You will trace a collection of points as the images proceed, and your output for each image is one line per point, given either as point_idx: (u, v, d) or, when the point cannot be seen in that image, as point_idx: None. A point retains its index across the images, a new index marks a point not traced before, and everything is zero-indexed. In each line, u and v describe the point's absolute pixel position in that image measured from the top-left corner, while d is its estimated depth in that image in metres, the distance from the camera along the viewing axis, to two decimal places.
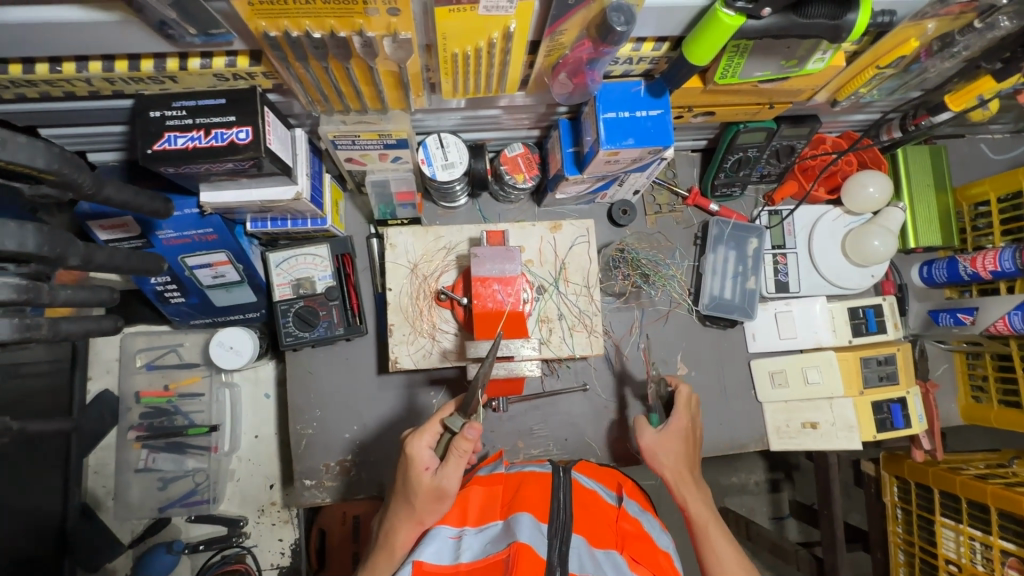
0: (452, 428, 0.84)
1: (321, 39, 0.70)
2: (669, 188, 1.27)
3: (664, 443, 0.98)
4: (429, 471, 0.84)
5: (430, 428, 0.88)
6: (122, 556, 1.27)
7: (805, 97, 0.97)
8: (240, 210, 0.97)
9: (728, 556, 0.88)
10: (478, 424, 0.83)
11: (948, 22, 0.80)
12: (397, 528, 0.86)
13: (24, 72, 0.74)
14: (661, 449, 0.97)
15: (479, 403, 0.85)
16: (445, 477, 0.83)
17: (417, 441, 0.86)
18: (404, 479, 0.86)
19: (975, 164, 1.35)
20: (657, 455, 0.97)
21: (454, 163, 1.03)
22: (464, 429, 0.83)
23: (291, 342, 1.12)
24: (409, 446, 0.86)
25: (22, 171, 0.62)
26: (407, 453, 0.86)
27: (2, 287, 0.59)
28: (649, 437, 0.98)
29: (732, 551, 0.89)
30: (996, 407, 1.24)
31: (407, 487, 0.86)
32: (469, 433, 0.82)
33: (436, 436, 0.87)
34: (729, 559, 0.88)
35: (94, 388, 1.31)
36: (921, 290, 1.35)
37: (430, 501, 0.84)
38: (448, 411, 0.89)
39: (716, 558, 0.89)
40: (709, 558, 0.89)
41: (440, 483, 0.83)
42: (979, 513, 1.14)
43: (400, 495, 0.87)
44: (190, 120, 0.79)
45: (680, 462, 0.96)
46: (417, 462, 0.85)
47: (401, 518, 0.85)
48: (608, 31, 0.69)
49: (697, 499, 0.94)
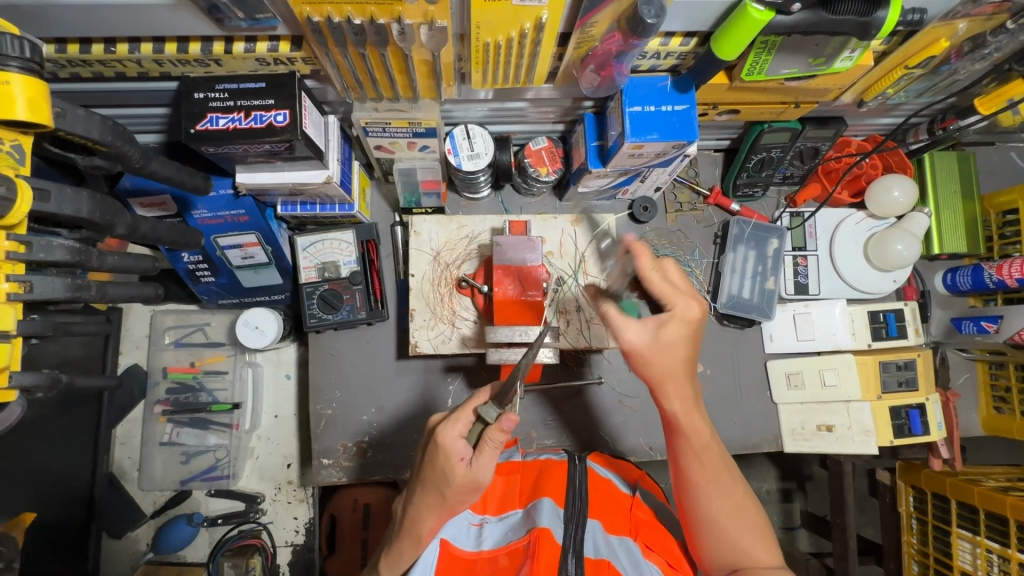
0: (488, 418, 0.73)
1: (361, 26, 0.73)
2: (690, 187, 1.28)
3: (656, 344, 0.79)
4: (463, 462, 0.74)
5: (462, 415, 0.76)
6: (144, 525, 1.32)
7: (831, 97, 0.98)
8: (272, 192, 1.01)
9: (716, 459, 0.81)
10: (514, 416, 0.73)
11: (979, 23, 0.81)
12: (421, 519, 0.76)
13: (81, 52, 0.78)
14: (652, 349, 0.80)
15: (515, 391, 0.76)
16: (480, 469, 0.74)
17: (449, 430, 0.74)
18: (432, 469, 0.75)
19: (1004, 173, 1.34)
20: (648, 356, 0.80)
21: (479, 154, 1.05)
22: (500, 420, 0.73)
23: (315, 323, 1.15)
24: (439, 435, 0.74)
25: (79, 141, 0.67)
26: (438, 443, 0.74)
27: (57, 249, 0.64)
28: (635, 335, 0.80)
29: (719, 454, 0.81)
30: (1019, 419, 1.22)
31: (436, 478, 0.75)
32: (505, 424, 0.72)
33: (468, 424, 0.75)
34: (715, 465, 0.80)
35: (124, 362, 1.36)
36: (944, 298, 1.34)
37: (462, 493, 0.74)
38: (482, 398, 0.79)
39: (704, 458, 0.80)
40: (696, 459, 0.80)
41: (474, 476, 0.73)
42: (998, 526, 1.12)
43: (424, 485, 0.76)
44: (232, 103, 0.83)
45: (678, 366, 0.80)
46: (451, 453, 0.73)
47: (426, 509, 0.75)
48: (638, 24, 0.71)
49: (687, 401, 0.81)
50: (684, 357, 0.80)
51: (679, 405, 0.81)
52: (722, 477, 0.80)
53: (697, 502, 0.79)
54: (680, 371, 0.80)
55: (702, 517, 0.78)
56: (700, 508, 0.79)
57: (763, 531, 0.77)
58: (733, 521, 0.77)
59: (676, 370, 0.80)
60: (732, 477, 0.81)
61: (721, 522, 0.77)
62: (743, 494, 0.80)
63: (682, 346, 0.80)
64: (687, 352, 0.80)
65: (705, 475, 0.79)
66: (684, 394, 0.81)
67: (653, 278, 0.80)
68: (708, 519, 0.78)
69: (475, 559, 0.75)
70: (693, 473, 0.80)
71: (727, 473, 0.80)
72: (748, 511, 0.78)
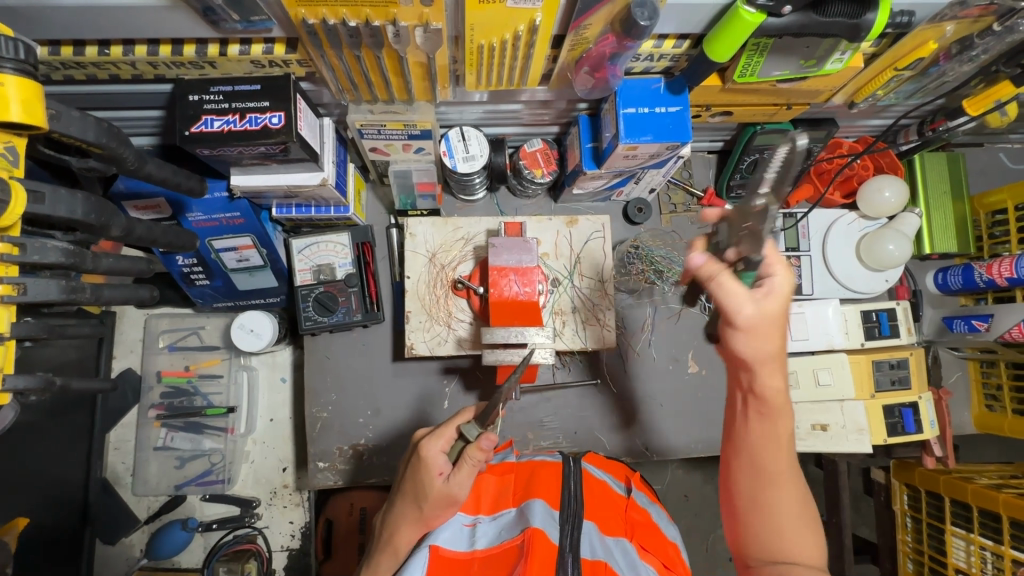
0: (468, 435, 0.77)
1: (356, 28, 0.73)
2: (684, 188, 1.29)
3: (760, 316, 0.66)
4: (441, 477, 0.76)
5: (444, 431, 0.80)
6: (138, 531, 1.30)
7: (823, 99, 0.99)
8: (267, 195, 1.00)
9: (783, 463, 0.72)
10: (494, 435, 0.76)
11: (967, 25, 0.82)
12: (400, 528, 0.79)
13: (75, 54, 0.78)
14: (757, 326, 0.67)
15: (498, 412, 0.78)
16: (457, 485, 0.76)
17: (430, 445, 0.78)
18: (412, 481, 0.78)
19: (993, 173, 1.35)
20: (755, 331, 0.67)
21: (475, 156, 1.05)
22: (480, 439, 0.75)
23: (310, 326, 1.15)
24: (422, 449, 0.78)
25: (74, 143, 0.67)
26: (420, 456, 0.78)
27: (51, 251, 0.64)
28: (749, 311, 0.66)
29: (789, 459, 0.72)
30: (1010, 417, 1.24)
31: (416, 490, 0.78)
32: (485, 444, 0.75)
33: (449, 440, 0.79)
34: (784, 464, 0.72)
35: (118, 367, 1.35)
36: (935, 297, 1.35)
37: (440, 506, 0.77)
38: (466, 415, 0.81)
39: (767, 459, 0.71)
40: (761, 453, 0.72)
41: (451, 491, 0.76)
42: (991, 522, 1.12)
43: (405, 495, 0.79)
44: (227, 104, 0.83)
45: (772, 352, 0.68)
46: (430, 467, 0.76)
47: (405, 519, 0.79)
48: (632, 26, 0.71)
49: (781, 391, 0.69)
50: (774, 348, 0.67)
51: (776, 386, 0.69)
52: (783, 479, 0.71)
53: (749, 491, 0.73)
54: (777, 355, 0.68)
55: (757, 504, 0.72)
56: (750, 499, 0.72)
57: (814, 538, 0.71)
58: (786, 521, 0.70)
59: (766, 357, 0.68)
60: (796, 481, 0.72)
61: (769, 516, 0.71)
62: (802, 494, 0.72)
63: (777, 332, 0.67)
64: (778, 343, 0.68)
65: (771, 472, 0.71)
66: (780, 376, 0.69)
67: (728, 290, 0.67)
68: (755, 508, 0.72)
69: (468, 559, 0.74)
70: (750, 466, 0.73)
71: (791, 479, 0.72)
72: (803, 513, 0.71)
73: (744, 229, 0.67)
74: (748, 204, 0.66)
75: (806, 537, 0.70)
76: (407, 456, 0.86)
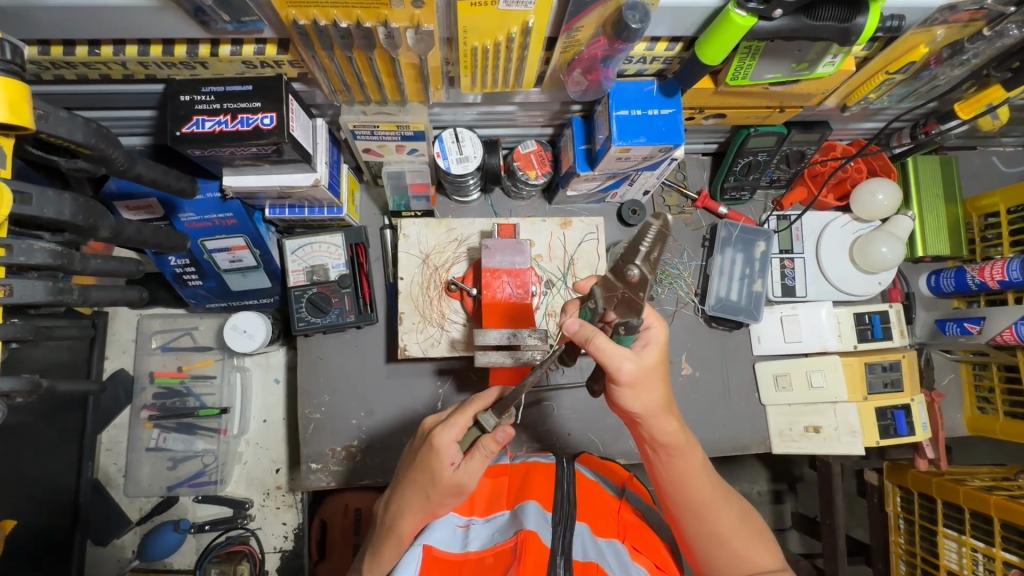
0: (483, 425, 0.75)
1: (347, 29, 0.73)
2: (679, 190, 1.29)
3: (644, 369, 0.73)
4: (452, 467, 0.75)
5: (458, 419, 0.78)
6: (130, 532, 1.30)
7: (816, 102, 0.99)
8: (260, 195, 1.00)
9: (707, 485, 0.79)
10: (510, 428, 0.75)
11: (958, 30, 0.82)
12: (406, 512, 0.78)
13: (65, 54, 0.77)
14: (645, 380, 0.73)
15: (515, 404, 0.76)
16: (467, 475, 0.75)
17: (444, 434, 0.76)
18: (423, 469, 0.77)
19: (986, 176, 1.36)
20: (643, 379, 0.73)
21: (469, 157, 1.05)
22: (496, 431, 0.74)
23: (303, 326, 1.15)
24: (435, 438, 0.76)
25: (62, 144, 0.66)
26: (432, 445, 0.76)
27: (38, 252, 0.64)
28: (632, 365, 0.71)
29: (710, 479, 0.80)
30: (1002, 419, 1.24)
31: (425, 478, 0.77)
32: (500, 436, 0.74)
33: (463, 429, 0.77)
34: (706, 484, 0.79)
35: (110, 367, 1.34)
36: (928, 299, 1.36)
37: (449, 493, 0.77)
38: (484, 402, 0.79)
39: (696, 489, 0.79)
40: (684, 486, 0.79)
41: (460, 481, 0.75)
42: (983, 524, 1.13)
43: (413, 480, 0.78)
44: (218, 105, 0.83)
45: (656, 403, 0.75)
46: (442, 455, 0.75)
47: (411, 506, 0.78)
48: (624, 29, 0.71)
49: (675, 427, 0.78)
50: (658, 397, 0.75)
51: (671, 428, 0.77)
52: (711, 496, 0.79)
53: (691, 524, 0.80)
54: (661, 402, 0.76)
55: (704, 536, 0.79)
56: (696, 533, 0.79)
57: (760, 540, 0.79)
58: (730, 536, 0.78)
59: (657, 409, 0.76)
60: (724, 497, 0.80)
61: (719, 540, 0.78)
62: (733, 505, 0.81)
63: (657, 383, 0.75)
64: (660, 390, 0.75)
65: (701, 498, 0.79)
66: (668, 416, 0.77)
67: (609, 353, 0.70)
68: (705, 539, 0.79)
69: (460, 560, 0.74)
70: (678, 500, 0.80)
71: (720, 495, 0.80)
72: (741, 526, 0.79)
73: (619, 294, 0.68)
74: (623, 271, 0.66)
75: (755, 545, 0.78)
76: (417, 439, 0.85)
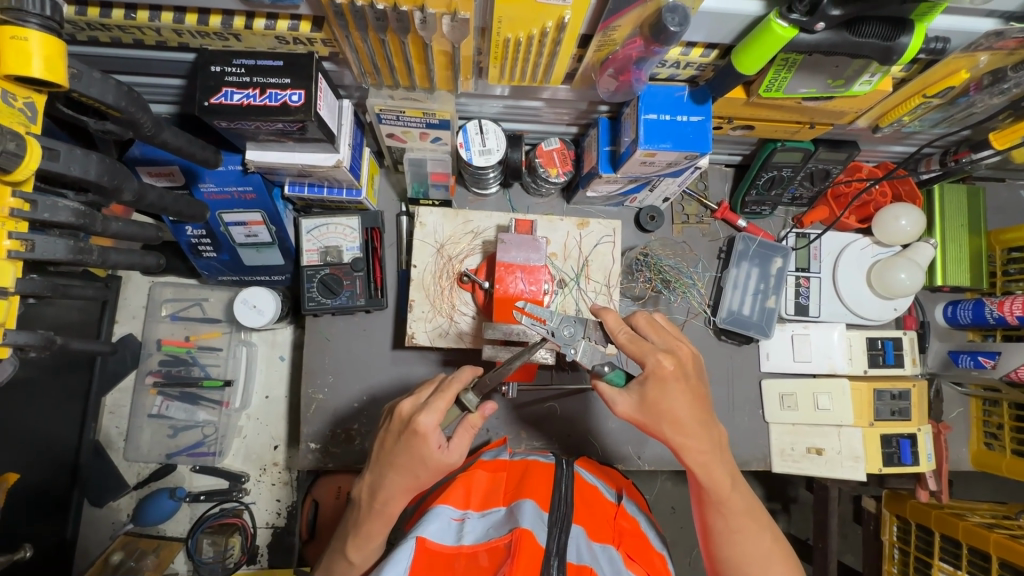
0: (470, 405, 0.79)
1: (383, 11, 0.72)
2: (699, 200, 1.28)
3: (646, 406, 0.79)
4: (440, 448, 0.78)
5: (439, 402, 0.78)
6: (125, 497, 1.31)
7: (847, 121, 0.98)
8: (280, 172, 1.00)
9: (737, 508, 0.82)
10: (493, 403, 0.81)
11: (1001, 57, 0.81)
12: (397, 499, 0.81)
13: (101, 16, 0.78)
14: (646, 414, 0.79)
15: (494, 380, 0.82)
16: (455, 451, 0.80)
17: (429, 419, 0.77)
18: (409, 454, 0.78)
19: (1012, 210, 1.34)
20: (642, 421, 0.80)
21: (491, 150, 1.04)
22: (481, 408, 0.80)
23: (313, 307, 1.15)
24: (421, 424, 0.77)
25: (93, 104, 0.67)
26: (418, 431, 0.77)
27: (61, 210, 0.65)
28: (626, 406, 0.80)
29: (741, 503, 0.83)
30: (1008, 457, 1.22)
31: (413, 462, 0.79)
32: (487, 412, 0.80)
33: (444, 412, 0.79)
34: (739, 509, 0.82)
35: (119, 331, 1.36)
36: (944, 330, 1.34)
37: (435, 473, 0.80)
38: (460, 382, 0.82)
39: (726, 512, 0.82)
40: (717, 510, 0.83)
41: (448, 459, 0.79)
42: (979, 561, 1.11)
43: (399, 468, 0.79)
44: (248, 78, 0.83)
45: (676, 420, 0.79)
46: (430, 439, 0.77)
47: (399, 489, 0.80)
48: (661, 30, 0.70)
49: (707, 446, 0.81)
50: (681, 415, 0.79)
51: (702, 448, 0.80)
52: (745, 524, 0.82)
53: (721, 547, 0.83)
54: (689, 418, 0.79)
55: (728, 560, 0.82)
56: (725, 556, 0.83)
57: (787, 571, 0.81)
58: (752, 564, 0.81)
59: (690, 427, 0.80)
60: (757, 523, 0.83)
61: (744, 565, 0.81)
62: (769, 535, 0.83)
63: (675, 399, 0.79)
64: (685, 405, 0.79)
65: (729, 525, 0.82)
66: (702, 436, 0.80)
67: (619, 337, 0.81)
68: (732, 565, 0.82)
69: (454, 555, 0.73)
70: (712, 522, 0.84)
71: (751, 519, 0.83)
72: (772, 556, 0.81)
73: (625, 334, 0.81)
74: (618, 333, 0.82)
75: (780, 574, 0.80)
76: (390, 423, 0.84)
